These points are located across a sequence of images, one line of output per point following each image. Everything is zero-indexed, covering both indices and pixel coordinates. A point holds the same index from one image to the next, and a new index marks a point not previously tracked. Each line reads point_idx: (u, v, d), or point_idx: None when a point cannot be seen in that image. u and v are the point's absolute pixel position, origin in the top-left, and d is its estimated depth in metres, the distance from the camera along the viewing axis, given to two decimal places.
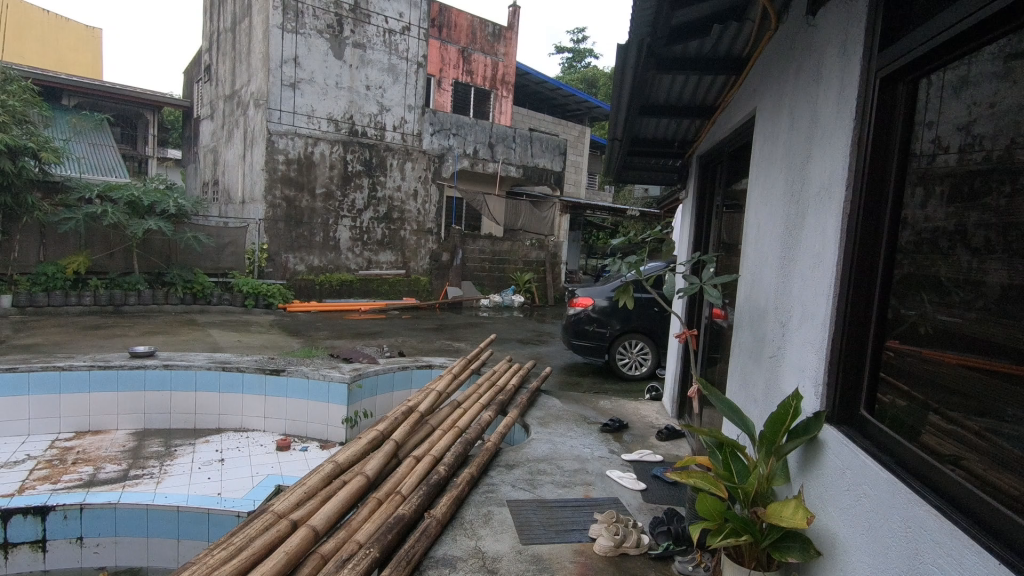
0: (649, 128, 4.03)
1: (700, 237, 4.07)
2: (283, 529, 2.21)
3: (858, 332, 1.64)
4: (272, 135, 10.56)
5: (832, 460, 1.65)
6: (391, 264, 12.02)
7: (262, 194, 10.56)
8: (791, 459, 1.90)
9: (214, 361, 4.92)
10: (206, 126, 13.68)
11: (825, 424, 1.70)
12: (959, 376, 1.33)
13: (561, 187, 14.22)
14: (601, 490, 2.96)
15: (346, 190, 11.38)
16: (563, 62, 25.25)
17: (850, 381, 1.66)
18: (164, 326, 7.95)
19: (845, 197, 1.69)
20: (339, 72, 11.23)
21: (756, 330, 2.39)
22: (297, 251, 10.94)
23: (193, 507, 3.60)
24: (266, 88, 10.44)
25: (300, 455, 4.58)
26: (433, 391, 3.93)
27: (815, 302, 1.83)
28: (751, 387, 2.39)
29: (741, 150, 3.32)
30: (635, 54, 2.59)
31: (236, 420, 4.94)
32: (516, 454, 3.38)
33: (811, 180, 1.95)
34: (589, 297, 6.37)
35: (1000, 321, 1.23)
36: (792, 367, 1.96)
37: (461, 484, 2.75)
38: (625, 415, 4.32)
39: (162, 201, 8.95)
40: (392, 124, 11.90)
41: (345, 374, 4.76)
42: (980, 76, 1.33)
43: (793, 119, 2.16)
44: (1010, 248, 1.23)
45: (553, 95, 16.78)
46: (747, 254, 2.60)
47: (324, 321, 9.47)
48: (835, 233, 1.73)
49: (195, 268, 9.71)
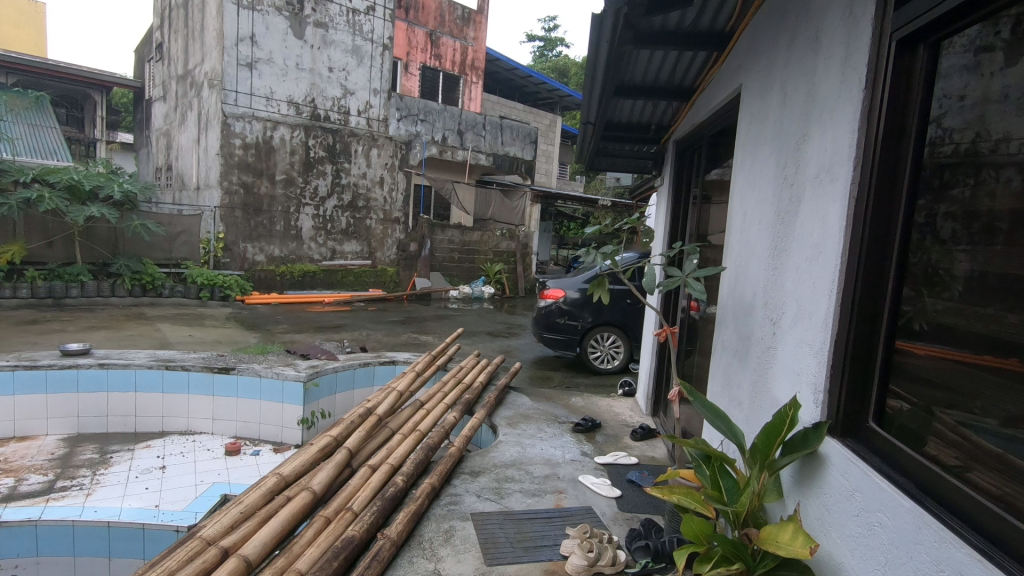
0: (623, 111, 3.82)
1: (676, 227, 3.84)
2: (210, 559, 1.92)
3: (868, 330, 1.43)
4: (227, 118, 9.98)
5: (834, 478, 1.44)
6: (357, 254, 11.60)
7: (218, 179, 10.00)
8: (785, 475, 1.69)
9: (156, 360, 4.53)
10: (158, 108, 12.95)
11: (826, 437, 1.50)
12: (961, 376, 1.22)
13: (531, 176, 14.00)
14: (573, 498, 2.75)
15: (308, 176, 10.88)
16: (534, 49, 25.08)
17: (856, 387, 1.45)
18: (109, 321, 7.42)
19: (852, 177, 1.48)
20: (299, 52, 10.69)
21: (742, 326, 2.19)
22: (256, 240, 10.43)
23: (127, 523, 3.26)
24: (220, 68, 9.86)
25: (251, 460, 4.27)
26: (393, 390, 3.67)
27: (814, 299, 1.62)
28: (737, 390, 2.19)
29: (724, 134, 3.12)
30: (611, 26, 2.34)
31: (180, 423, 4.57)
32: (482, 459, 3.13)
33: (808, 161, 1.73)
34: (560, 288, 6.16)
35: (990, 315, 1.15)
36: (786, 370, 1.77)
37: (420, 498, 2.49)
38: (597, 413, 4.12)
39: (107, 186, 8.39)
40: (357, 109, 11.43)
41: (300, 371, 4.41)
42: (963, 62, 1.25)
43: (783, 96, 1.95)
44: (1001, 239, 1.15)
45: (524, 83, 16.47)
46: (731, 245, 2.39)
47: (285, 314, 9.03)
48: (838, 221, 1.52)
49: (145, 258, 9.16)
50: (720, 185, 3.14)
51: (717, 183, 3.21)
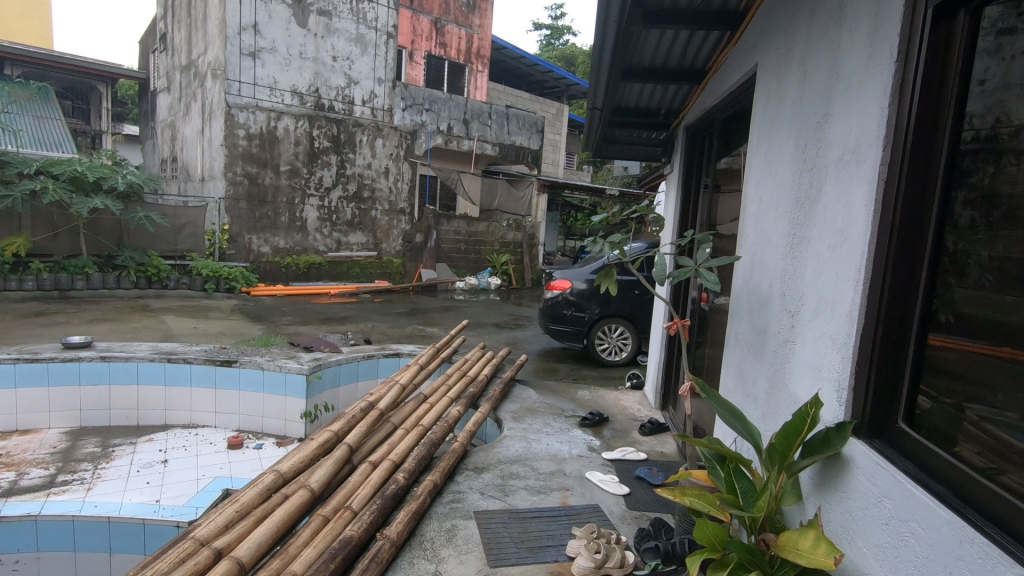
0: (632, 96, 3.69)
1: (687, 215, 3.71)
2: (201, 560, 1.85)
3: (897, 323, 1.32)
4: (231, 108, 9.91)
5: (860, 482, 1.33)
6: (362, 246, 11.52)
7: (222, 170, 9.94)
8: (804, 477, 1.60)
9: (158, 352, 4.47)
10: (163, 99, 12.90)
11: (849, 438, 1.40)
12: (1005, 375, 1.10)
13: (538, 166, 13.86)
14: (580, 496, 2.66)
15: (312, 167, 10.80)
16: (541, 38, 24.81)
17: (884, 384, 1.34)
18: (114, 313, 7.41)
19: (880, 158, 1.36)
20: (303, 41, 10.58)
21: (757, 318, 2.09)
22: (261, 232, 10.38)
23: (126, 518, 3.21)
24: (223, 57, 9.78)
25: (254, 453, 4.22)
26: (396, 384, 3.60)
27: (836, 290, 1.52)
28: (751, 385, 2.09)
29: (736, 119, 2.99)
30: (618, 4, 2.23)
31: (183, 416, 4.52)
32: (486, 455, 3.05)
33: (830, 142, 1.62)
34: (566, 279, 6.06)
35: None
36: (805, 365, 1.66)
37: (421, 496, 2.41)
38: (605, 407, 4.03)
39: (110, 177, 8.35)
40: (361, 98, 11.30)
41: (303, 364, 4.35)
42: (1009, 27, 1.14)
43: (803, 73, 1.82)
44: None
45: (531, 72, 16.26)
46: (746, 234, 2.28)
47: (290, 305, 8.99)
48: (864, 206, 1.41)
49: (150, 250, 9.13)
50: (733, 173, 3.00)
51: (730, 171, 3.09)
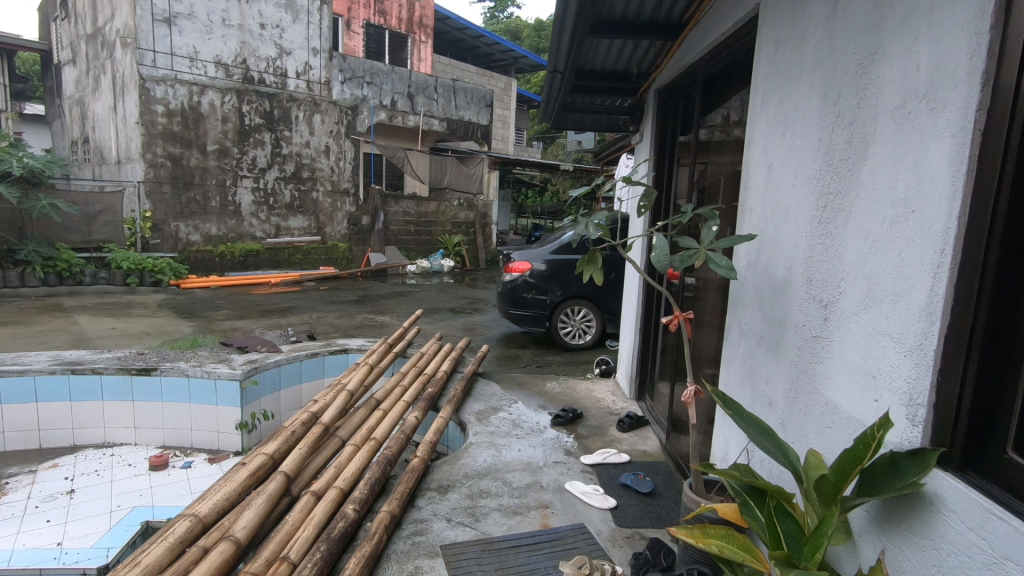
0: (597, 54, 3.27)
1: (662, 187, 3.35)
2: None
3: (1003, 320, 0.99)
4: (145, 81, 8.91)
5: (956, 532, 1.02)
6: (304, 231, 10.77)
7: (139, 151, 8.97)
8: (860, 513, 1.27)
9: (61, 362, 3.83)
10: (69, 73, 11.58)
11: (932, 471, 1.08)
12: None
13: (488, 142, 13.31)
14: (562, 514, 2.32)
15: (244, 146, 9.95)
16: (484, 10, 24.05)
17: (985, 401, 1.02)
18: (16, 315, 6.54)
19: (977, 102, 1.02)
20: (225, 6, 9.59)
21: (770, 307, 1.77)
22: (189, 218, 9.49)
23: (17, 570, 2.63)
24: (133, 23, 8.73)
25: (181, 473, 3.67)
26: (343, 389, 3.12)
27: (900, 277, 1.18)
28: (765, 385, 1.77)
29: (719, 77, 2.62)
30: None
31: (97, 434, 3.91)
32: (451, 469, 2.66)
33: (883, 87, 1.27)
34: (525, 261, 5.67)
35: None
36: (852, 368, 1.33)
37: (376, 533, 2.00)
38: (576, 400, 3.70)
39: (4, 161, 7.56)
40: (295, 71, 10.44)
41: (235, 369, 3.81)
42: None
43: (832, 6, 1.47)
44: None
45: (477, 44, 15.58)
46: (751, 204, 1.94)
47: (226, 298, 8.26)
48: (948, 168, 1.07)
49: (58, 242, 8.14)
50: (694, 145, 2.83)
51: (699, 139, 2.83)
